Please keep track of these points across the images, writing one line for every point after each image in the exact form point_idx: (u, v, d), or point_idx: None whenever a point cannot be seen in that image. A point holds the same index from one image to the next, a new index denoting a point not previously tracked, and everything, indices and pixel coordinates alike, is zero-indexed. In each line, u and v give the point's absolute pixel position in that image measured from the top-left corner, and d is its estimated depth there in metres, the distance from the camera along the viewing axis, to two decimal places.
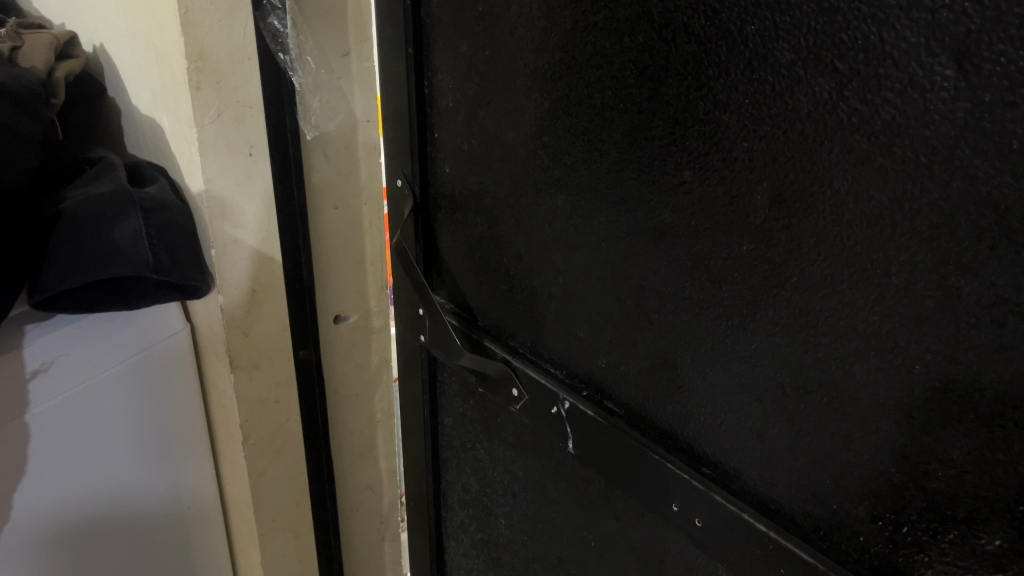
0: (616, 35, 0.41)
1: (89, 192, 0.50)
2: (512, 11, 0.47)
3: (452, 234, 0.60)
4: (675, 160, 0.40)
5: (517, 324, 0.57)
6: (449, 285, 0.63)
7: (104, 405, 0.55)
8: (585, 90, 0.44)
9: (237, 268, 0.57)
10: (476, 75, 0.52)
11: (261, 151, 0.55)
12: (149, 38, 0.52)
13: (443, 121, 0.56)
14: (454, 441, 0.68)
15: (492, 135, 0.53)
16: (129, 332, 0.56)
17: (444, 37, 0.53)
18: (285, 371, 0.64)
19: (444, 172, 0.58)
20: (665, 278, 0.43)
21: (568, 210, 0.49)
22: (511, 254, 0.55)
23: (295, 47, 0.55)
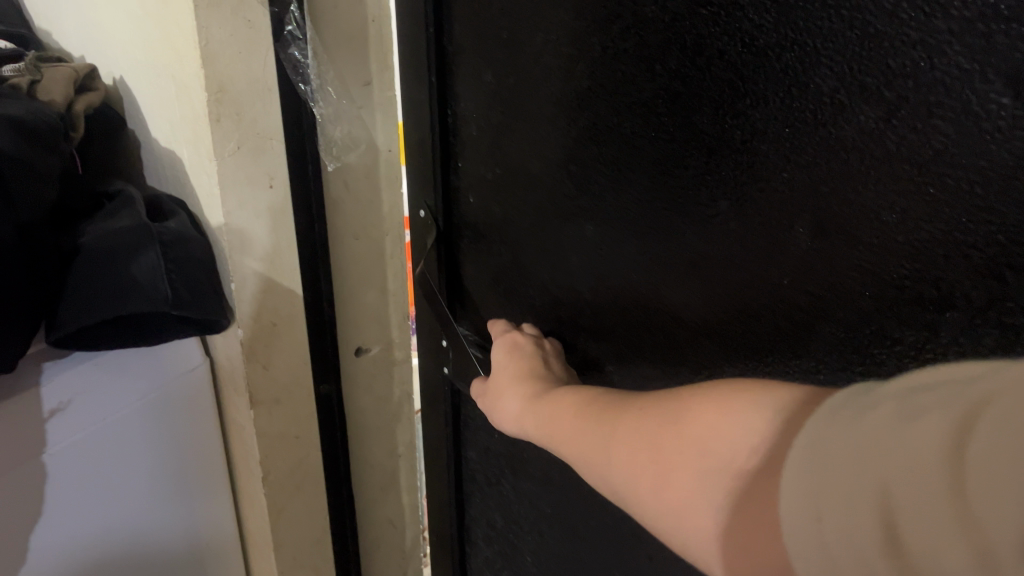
0: (647, 61, 0.40)
1: (108, 227, 0.50)
2: (537, 38, 0.46)
3: (476, 264, 0.59)
4: (709, 191, 0.38)
5: None
6: (473, 316, 0.62)
7: (121, 444, 0.54)
8: (614, 118, 0.43)
9: (258, 301, 0.56)
10: (500, 103, 0.51)
11: (282, 183, 0.54)
12: (169, 70, 0.51)
13: (466, 150, 0.55)
14: (479, 475, 0.66)
15: (517, 164, 0.52)
16: (146, 369, 0.55)
17: (467, 64, 0.53)
18: (307, 406, 0.63)
19: (468, 201, 0.57)
20: (694, 309, 0.42)
21: (596, 240, 0.47)
22: (537, 286, 0.54)
23: (317, 78, 0.54)
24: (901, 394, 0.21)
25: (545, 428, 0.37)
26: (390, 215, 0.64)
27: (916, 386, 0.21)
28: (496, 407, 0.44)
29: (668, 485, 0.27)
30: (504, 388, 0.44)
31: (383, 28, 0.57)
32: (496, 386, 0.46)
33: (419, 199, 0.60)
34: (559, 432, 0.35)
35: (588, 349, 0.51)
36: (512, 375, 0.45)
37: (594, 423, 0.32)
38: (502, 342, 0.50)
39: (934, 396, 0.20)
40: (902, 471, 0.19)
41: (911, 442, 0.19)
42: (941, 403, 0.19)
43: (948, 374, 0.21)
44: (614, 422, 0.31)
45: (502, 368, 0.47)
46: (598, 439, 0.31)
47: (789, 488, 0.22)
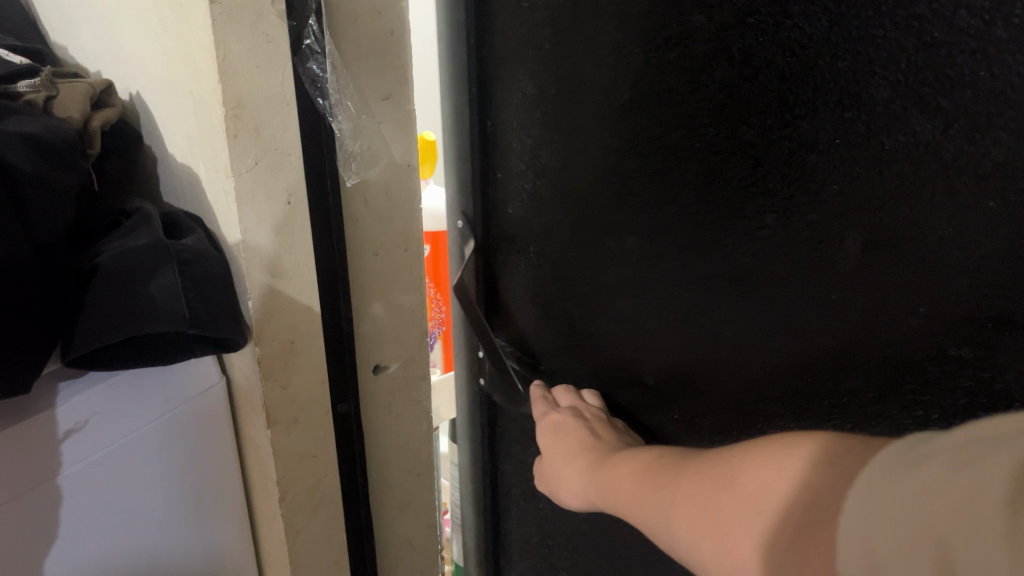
0: (691, 71, 0.41)
1: (125, 245, 0.49)
2: (577, 48, 0.47)
3: (513, 278, 0.58)
4: (758, 202, 0.40)
5: (583, 372, 0.57)
6: (508, 328, 0.61)
7: (137, 466, 0.53)
8: (656, 129, 0.44)
9: (276, 318, 0.54)
10: (540, 112, 0.51)
11: (299, 199, 0.53)
12: (186, 86, 0.51)
13: (504, 160, 0.54)
14: (512, 490, 0.66)
15: (555, 176, 0.52)
16: (162, 388, 0.54)
17: (504, 74, 0.52)
18: (325, 425, 0.61)
19: (505, 213, 0.56)
20: (744, 333, 0.44)
21: (637, 253, 0.49)
22: (579, 301, 0.55)
23: (336, 93, 0.53)
24: (953, 447, 0.23)
25: (617, 498, 0.42)
26: (409, 230, 0.63)
27: (970, 438, 0.23)
28: (567, 480, 0.50)
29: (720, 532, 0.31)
30: (575, 469, 0.49)
31: (402, 41, 0.56)
32: (562, 467, 0.50)
33: (456, 208, 0.59)
34: (626, 497, 0.41)
35: (633, 362, 0.52)
36: (578, 452, 0.49)
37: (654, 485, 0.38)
38: (546, 427, 0.53)
39: (984, 448, 0.22)
40: (950, 512, 0.21)
41: (965, 483, 0.21)
42: (992, 452, 0.21)
43: (998, 428, 0.22)
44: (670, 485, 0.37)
45: (560, 448, 0.51)
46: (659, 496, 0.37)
47: (844, 523, 0.24)
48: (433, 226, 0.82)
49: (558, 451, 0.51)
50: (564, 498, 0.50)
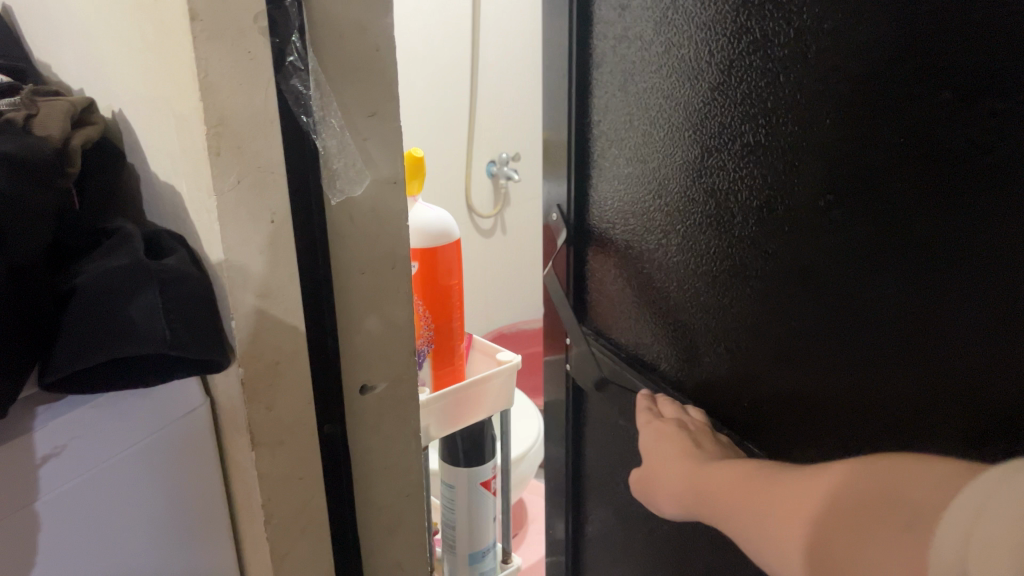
0: (772, 73, 0.53)
1: (104, 266, 0.48)
2: (678, 56, 0.62)
3: (601, 263, 0.80)
4: (800, 217, 0.53)
5: (679, 340, 0.69)
6: (603, 301, 0.82)
7: (119, 490, 0.53)
8: (744, 125, 0.56)
9: (258, 339, 0.53)
10: (640, 107, 0.68)
11: (283, 218, 0.52)
12: (168, 103, 0.50)
13: (602, 151, 0.76)
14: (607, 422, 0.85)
15: (655, 160, 0.67)
16: (147, 410, 0.53)
17: (605, 81, 0.73)
18: (310, 448, 0.60)
19: (597, 192, 0.78)
20: (786, 325, 0.56)
21: (726, 230, 0.60)
22: (667, 290, 0.70)
23: (319, 110, 0.52)
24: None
25: (705, 495, 0.54)
26: (396, 248, 0.62)
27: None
28: (666, 485, 0.61)
29: (791, 526, 0.44)
30: (671, 470, 0.61)
31: (387, 58, 0.56)
32: (663, 473, 0.62)
33: (560, 209, 0.84)
34: (714, 492, 0.53)
35: (707, 346, 0.65)
36: (672, 455, 0.61)
37: (739, 488, 0.50)
38: (651, 430, 0.66)
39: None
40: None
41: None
42: None
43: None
44: (752, 488, 0.49)
45: (658, 455, 0.63)
46: (744, 498, 0.49)
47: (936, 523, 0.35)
48: (423, 243, 0.81)
49: (657, 456, 0.63)
50: (660, 502, 0.62)
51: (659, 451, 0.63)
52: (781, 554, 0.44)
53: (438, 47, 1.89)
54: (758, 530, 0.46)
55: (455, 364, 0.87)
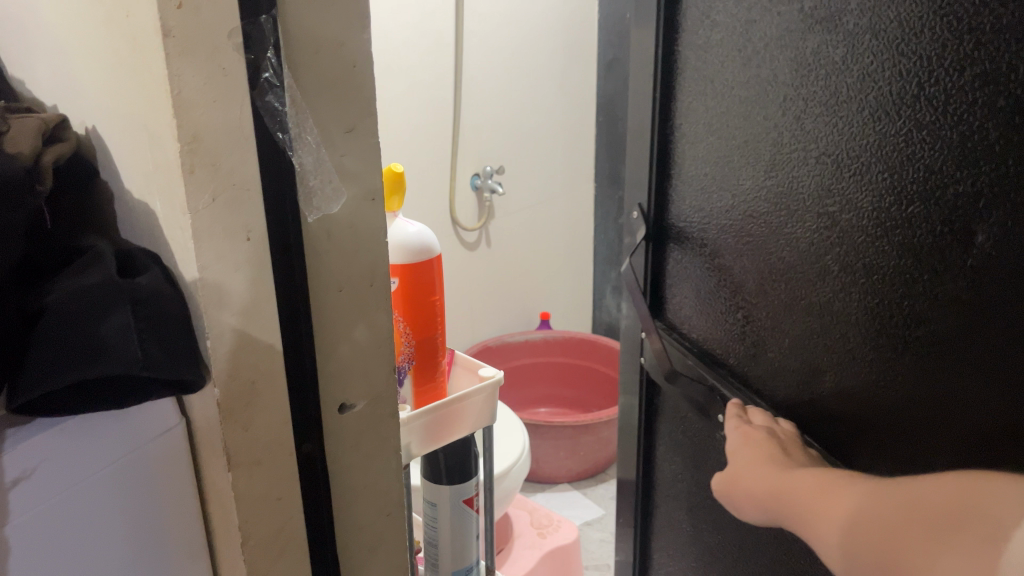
0: (845, 76, 0.54)
1: (76, 285, 0.48)
2: (756, 62, 0.64)
3: (682, 264, 0.83)
4: (875, 215, 0.53)
5: (758, 342, 0.70)
6: (681, 304, 0.85)
7: (91, 513, 0.52)
8: (818, 127, 0.58)
9: (235, 358, 0.53)
10: (717, 110, 0.72)
11: (261, 236, 0.52)
12: (142, 120, 0.50)
13: (681, 153, 0.80)
14: (675, 417, 0.89)
15: (732, 161, 0.70)
16: (121, 432, 0.53)
17: (684, 86, 0.78)
18: (289, 468, 0.59)
19: (674, 195, 0.83)
20: (837, 320, 0.59)
21: (800, 230, 0.62)
22: (743, 292, 0.71)
23: (295, 126, 0.52)
24: None
25: (776, 495, 0.56)
26: (375, 264, 0.61)
27: None
28: (747, 486, 0.60)
29: (864, 525, 0.45)
30: (746, 473, 0.61)
31: (364, 73, 0.55)
32: (743, 474, 0.61)
33: (642, 212, 0.88)
34: (785, 493, 0.54)
35: (782, 347, 0.67)
36: (749, 458, 0.61)
37: (812, 488, 0.52)
38: (737, 433, 0.65)
39: None
40: None
41: None
42: None
43: None
44: (826, 489, 0.51)
45: (740, 457, 0.62)
46: (818, 496, 0.51)
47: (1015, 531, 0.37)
48: (403, 258, 0.80)
49: (733, 455, 0.63)
50: (741, 504, 0.61)
51: (736, 451, 0.63)
52: (848, 550, 0.46)
53: (421, 60, 1.89)
54: (829, 526, 0.48)
55: (437, 380, 0.86)
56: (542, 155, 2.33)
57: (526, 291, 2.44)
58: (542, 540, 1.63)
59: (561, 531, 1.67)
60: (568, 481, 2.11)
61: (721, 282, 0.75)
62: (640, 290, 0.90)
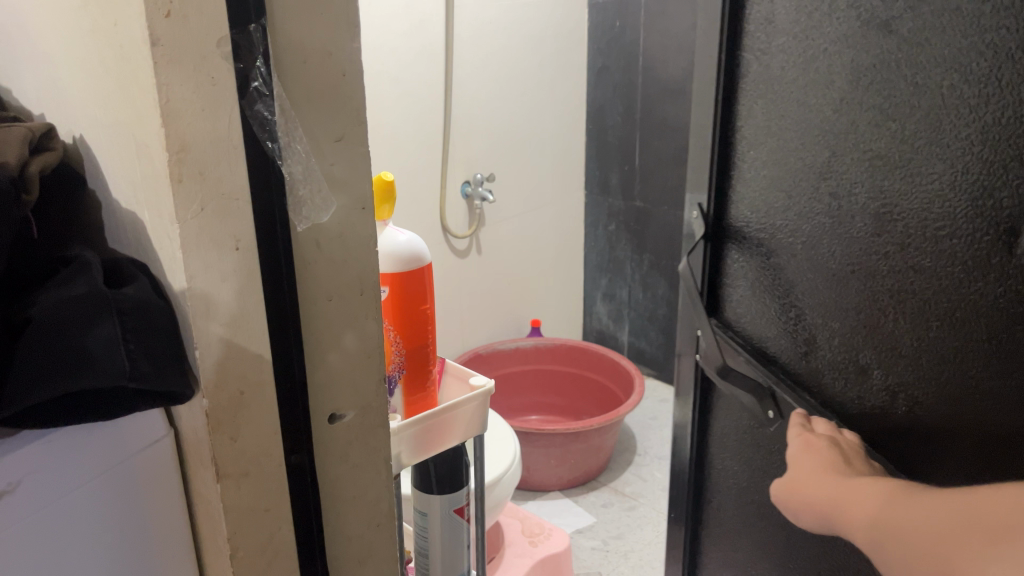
0: (948, 73, 0.51)
1: (60, 295, 0.48)
2: (836, 53, 0.61)
3: (740, 262, 0.81)
4: (975, 222, 0.51)
5: (824, 346, 0.68)
6: (738, 303, 0.83)
7: (77, 525, 0.51)
8: (908, 125, 0.55)
9: (223, 369, 0.52)
10: (788, 103, 0.68)
11: (249, 245, 0.51)
12: (129, 129, 0.49)
13: (742, 150, 0.77)
14: (725, 422, 0.90)
15: (801, 156, 0.67)
16: (107, 444, 0.52)
17: (751, 80, 0.74)
18: (278, 480, 0.58)
19: (735, 194, 0.79)
20: (925, 329, 0.57)
21: (882, 231, 0.59)
22: (811, 293, 0.69)
23: (284, 135, 0.51)
24: None
25: (829, 496, 0.57)
26: (364, 273, 0.60)
27: None
28: (805, 494, 0.60)
29: (917, 529, 0.48)
30: (806, 479, 0.61)
31: (354, 83, 0.55)
32: (802, 483, 0.61)
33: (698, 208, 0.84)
34: (838, 495, 0.56)
35: (841, 349, 0.66)
36: (808, 465, 0.61)
37: (867, 492, 0.54)
38: (798, 441, 0.64)
39: None
40: None
41: None
42: None
43: None
44: (880, 493, 0.53)
45: (801, 466, 0.62)
46: (872, 499, 0.53)
47: None
48: (394, 267, 0.80)
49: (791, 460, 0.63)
50: (799, 510, 0.62)
51: (793, 456, 0.63)
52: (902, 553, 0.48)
53: (413, 67, 1.89)
54: (882, 529, 0.51)
55: (427, 389, 0.85)
56: (532, 163, 2.33)
57: (516, 298, 2.44)
58: (532, 548, 1.63)
59: (551, 539, 1.67)
60: (559, 489, 2.10)
61: (784, 285, 0.73)
62: (693, 286, 0.87)
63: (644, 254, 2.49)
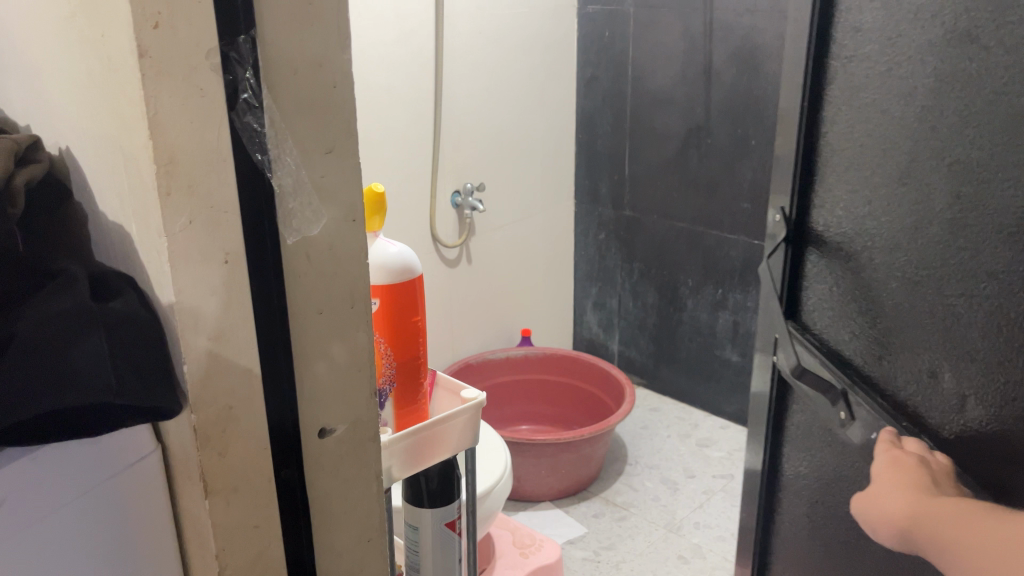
0: None
1: (47, 311, 0.48)
2: (925, 62, 0.61)
3: (821, 268, 0.81)
4: None
5: (903, 355, 0.68)
6: (816, 308, 0.83)
7: (66, 544, 0.51)
8: (998, 137, 0.55)
9: (211, 384, 0.52)
10: (874, 112, 0.69)
11: (239, 258, 0.51)
12: (116, 141, 0.49)
13: (824, 155, 0.77)
14: (800, 429, 0.90)
15: (886, 164, 0.67)
16: (94, 461, 0.52)
17: (836, 86, 0.74)
18: (267, 495, 0.57)
19: (817, 199, 0.79)
20: (1010, 340, 0.56)
21: (967, 240, 0.59)
22: (891, 300, 0.69)
23: (274, 148, 0.51)
24: None
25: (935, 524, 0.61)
26: (355, 285, 0.59)
27: None
28: (906, 516, 0.64)
29: None
30: (900, 503, 0.64)
31: (345, 93, 0.54)
32: (900, 505, 0.64)
33: (781, 212, 0.85)
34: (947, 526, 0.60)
35: (917, 353, 0.66)
36: (896, 488, 0.64)
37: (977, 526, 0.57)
38: (886, 457, 0.66)
39: None
40: None
41: None
42: None
43: None
44: (993, 529, 0.56)
45: (891, 486, 0.64)
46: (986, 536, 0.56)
47: None
48: (386, 279, 0.80)
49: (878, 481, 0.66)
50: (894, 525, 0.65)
51: (880, 474, 0.66)
52: None
53: (401, 77, 1.89)
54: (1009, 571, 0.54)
55: (418, 401, 0.84)
56: (523, 172, 2.33)
57: (506, 308, 2.43)
58: (523, 560, 1.62)
59: (542, 550, 1.66)
60: (550, 500, 2.09)
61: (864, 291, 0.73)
62: (776, 290, 0.87)
63: (634, 263, 2.50)
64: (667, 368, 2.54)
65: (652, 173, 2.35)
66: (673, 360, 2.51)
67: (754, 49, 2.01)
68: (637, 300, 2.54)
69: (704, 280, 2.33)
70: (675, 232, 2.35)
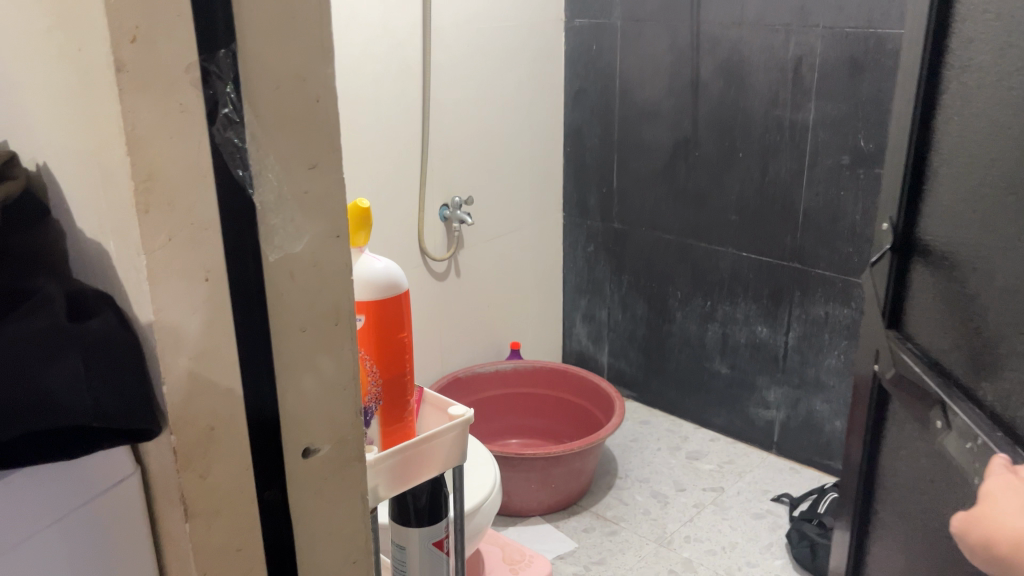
0: None
1: (20, 331, 0.46)
2: None
3: (922, 277, 0.85)
4: None
5: (1002, 365, 0.68)
6: (916, 315, 0.87)
7: (37, 571, 0.50)
8: None
9: (192, 404, 0.51)
10: (983, 127, 0.72)
11: (221, 277, 0.50)
12: (95, 158, 0.48)
13: (936, 167, 0.83)
14: (897, 436, 0.94)
15: (1001, 172, 0.69)
16: (68, 483, 0.50)
17: (947, 103, 0.80)
18: (249, 518, 0.56)
19: (927, 208, 0.84)
20: None
21: None
22: (999, 308, 0.69)
23: (255, 164, 0.50)
24: None
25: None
26: (339, 303, 0.58)
27: None
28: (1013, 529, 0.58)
29: None
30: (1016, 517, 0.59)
31: (329, 107, 0.53)
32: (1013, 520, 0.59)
33: (892, 222, 0.91)
34: None
35: (1013, 363, 0.66)
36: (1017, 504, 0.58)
37: None
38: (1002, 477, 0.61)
39: None
40: None
41: None
42: None
43: None
44: None
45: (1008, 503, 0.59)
46: None
47: None
48: (371, 295, 0.80)
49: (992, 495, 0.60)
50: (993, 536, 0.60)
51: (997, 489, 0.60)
52: None
53: (389, 92, 1.89)
54: None
55: (405, 419, 0.83)
56: (509, 185, 2.32)
57: (494, 322, 2.42)
58: None
59: (532, 566, 1.64)
60: (539, 515, 2.08)
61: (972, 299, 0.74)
62: (883, 295, 0.93)
63: (622, 275, 2.49)
64: (656, 380, 2.53)
65: (640, 186, 2.35)
66: (661, 372, 2.50)
67: (741, 62, 2.02)
68: (625, 312, 2.53)
69: (693, 292, 2.33)
70: (663, 244, 2.35)
